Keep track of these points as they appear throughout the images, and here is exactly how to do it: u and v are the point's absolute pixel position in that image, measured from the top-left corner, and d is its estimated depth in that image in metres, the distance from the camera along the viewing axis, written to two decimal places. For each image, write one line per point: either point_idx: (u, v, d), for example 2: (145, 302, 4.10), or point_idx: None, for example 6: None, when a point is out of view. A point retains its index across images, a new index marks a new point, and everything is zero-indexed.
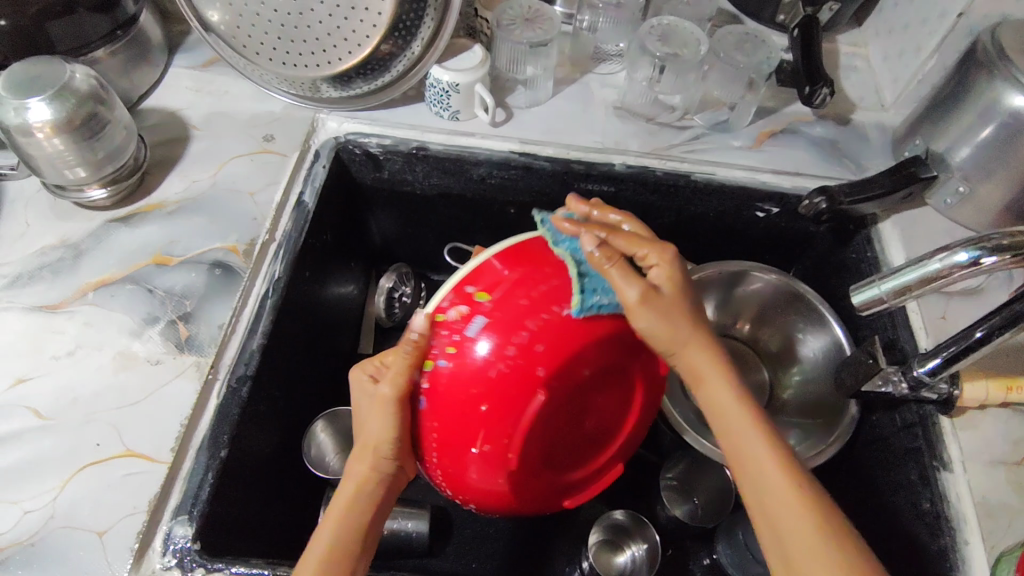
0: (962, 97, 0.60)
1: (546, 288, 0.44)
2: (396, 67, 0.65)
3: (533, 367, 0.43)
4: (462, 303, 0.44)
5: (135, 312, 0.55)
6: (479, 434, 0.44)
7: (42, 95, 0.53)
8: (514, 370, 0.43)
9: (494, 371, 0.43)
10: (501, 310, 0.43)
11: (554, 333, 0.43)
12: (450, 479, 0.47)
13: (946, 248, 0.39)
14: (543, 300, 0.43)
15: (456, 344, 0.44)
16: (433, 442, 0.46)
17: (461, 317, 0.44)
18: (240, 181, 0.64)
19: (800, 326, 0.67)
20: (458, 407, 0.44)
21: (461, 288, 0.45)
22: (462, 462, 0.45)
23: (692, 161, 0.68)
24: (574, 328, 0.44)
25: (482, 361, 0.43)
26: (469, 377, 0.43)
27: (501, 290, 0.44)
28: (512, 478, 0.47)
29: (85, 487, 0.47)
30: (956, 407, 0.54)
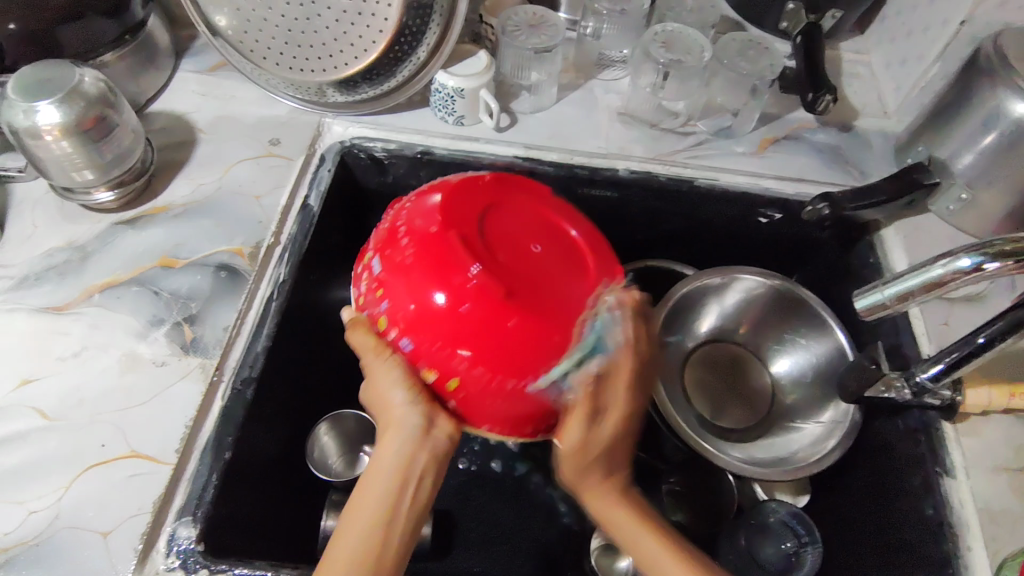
0: (963, 104, 0.60)
1: (396, 212, 0.51)
2: (402, 72, 0.66)
3: (434, 231, 0.46)
4: (363, 275, 0.50)
5: (141, 313, 0.55)
6: (457, 297, 0.44)
7: (51, 99, 0.53)
8: (422, 249, 0.46)
9: (412, 260, 0.46)
10: (387, 237, 0.49)
11: (424, 211, 0.48)
12: (481, 363, 0.44)
13: (948, 253, 0.39)
14: (395, 220, 0.50)
15: (379, 291, 0.48)
16: (446, 356, 0.45)
17: (368, 277, 0.49)
18: (245, 184, 0.64)
19: (803, 332, 0.67)
20: (421, 310, 0.45)
21: (358, 275, 0.51)
22: (470, 335, 0.44)
23: (695, 166, 0.69)
24: (436, 198, 0.49)
25: (397, 270, 0.47)
26: (403, 291, 0.46)
27: (374, 242, 0.50)
28: (513, 304, 0.44)
29: (89, 488, 0.47)
30: (959, 412, 0.54)
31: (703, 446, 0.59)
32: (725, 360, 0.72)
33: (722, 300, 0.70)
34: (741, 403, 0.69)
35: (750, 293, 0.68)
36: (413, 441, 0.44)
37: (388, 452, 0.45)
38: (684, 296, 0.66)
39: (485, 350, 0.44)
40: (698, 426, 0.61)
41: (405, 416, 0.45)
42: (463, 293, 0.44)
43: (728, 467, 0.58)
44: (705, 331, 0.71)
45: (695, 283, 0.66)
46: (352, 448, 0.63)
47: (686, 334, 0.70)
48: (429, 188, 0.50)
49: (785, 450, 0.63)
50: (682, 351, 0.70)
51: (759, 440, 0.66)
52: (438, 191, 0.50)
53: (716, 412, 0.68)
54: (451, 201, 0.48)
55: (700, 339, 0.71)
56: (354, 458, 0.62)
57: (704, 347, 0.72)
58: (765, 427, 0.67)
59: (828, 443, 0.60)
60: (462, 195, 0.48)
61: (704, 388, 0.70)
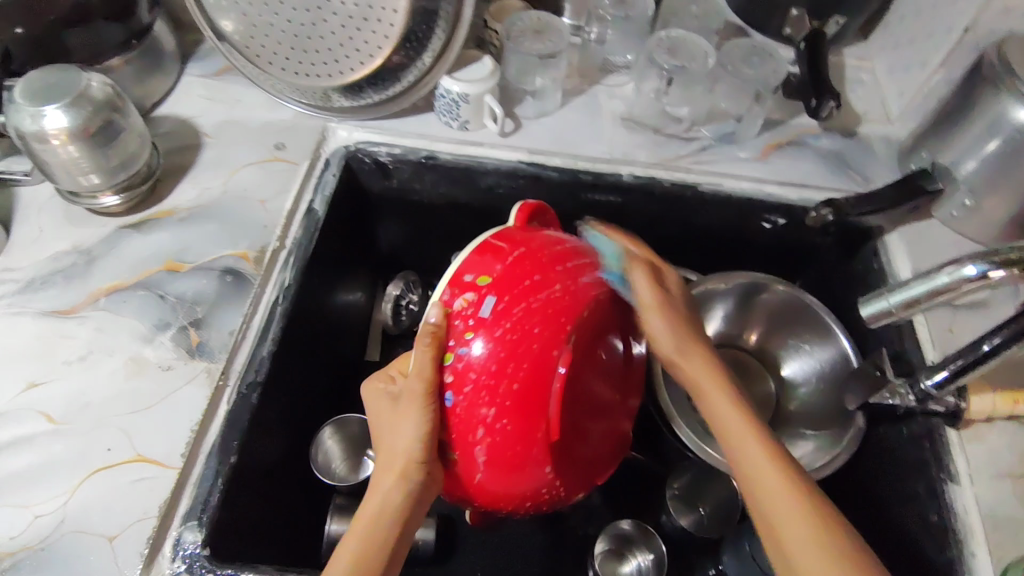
0: (967, 111, 0.60)
1: (533, 261, 0.46)
2: (406, 78, 0.65)
3: (549, 348, 0.44)
4: (466, 291, 0.45)
5: (147, 317, 0.55)
6: (515, 416, 0.44)
7: (58, 103, 0.54)
8: (528, 344, 0.44)
9: (513, 343, 0.43)
10: (506, 289, 0.44)
11: (555, 304, 0.45)
12: (488, 470, 0.45)
13: (953, 261, 0.39)
14: (524, 268, 0.45)
15: (474, 332, 0.44)
16: (464, 436, 0.45)
17: (469, 303, 0.44)
18: (251, 189, 0.64)
19: (807, 338, 0.67)
20: (494, 395, 0.44)
21: (459, 280, 0.45)
22: (503, 448, 0.45)
23: (699, 172, 0.69)
24: (566, 297, 0.45)
25: (497, 341, 0.43)
26: (486, 367, 0.44)
27: (498, 268, 0.45)
28: (544, 449, 0.45)
29: (95, 492, 0.47)
30: (964, 419, 0.53)
31: (708, 453, 0.59)
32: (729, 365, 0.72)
33: (727, 305, 0.70)
34: None
35: (754, 299, 0.68)
36: (415, 494, 0.44)
37: (390, 495, 0.44)
38: None
39: (503, 463, 0.45)
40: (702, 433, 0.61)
41: (417, 466, 0.44)
42: (524, 420, 0.44)
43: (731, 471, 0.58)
44: (709, 336, 0.71)
45: (700, 289, 0.66)
46: (358, 453, 0.63)
47: None
48: (570, 267, 0.47)
49: (789, 456, 0.63)
50: None
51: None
52: (571, 287, 0.46)
53: None
54: (578, 317, 0.46)
55: None
56: (357, 463, 0.62)
57: None
58: (769, 432, 0.68)
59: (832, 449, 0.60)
60: (590, 311, 0.46)
61: None
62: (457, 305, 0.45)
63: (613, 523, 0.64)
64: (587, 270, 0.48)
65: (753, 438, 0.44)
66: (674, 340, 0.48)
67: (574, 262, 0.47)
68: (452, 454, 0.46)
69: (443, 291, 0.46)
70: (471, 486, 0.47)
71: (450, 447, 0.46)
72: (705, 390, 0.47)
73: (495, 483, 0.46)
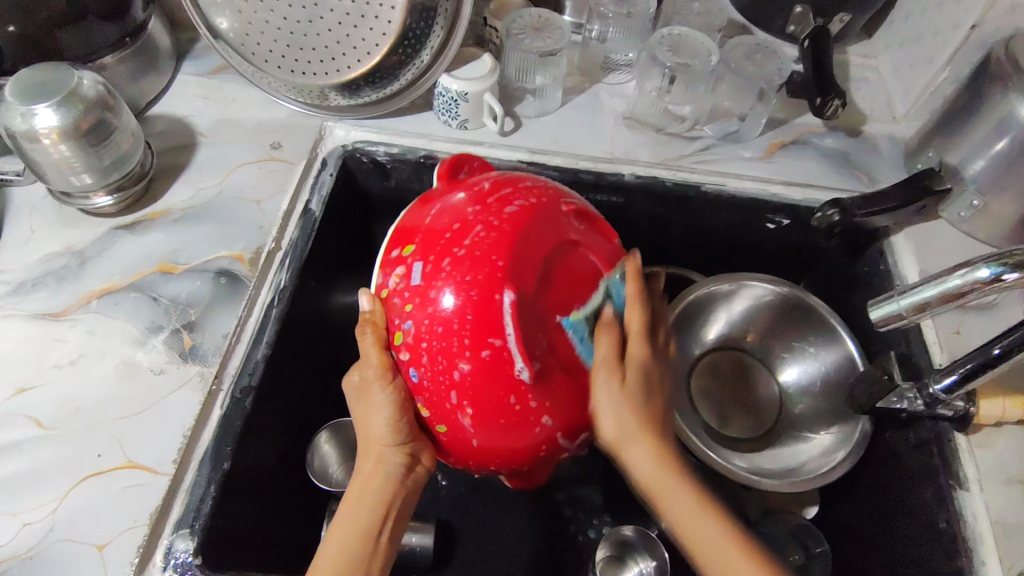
0: (974, 110, 0.59)
1: (449, 214, 0.45)
2: (405, 76, 0.65)
3: (488, 290, 0.41)
4: (396, 268, 0.46)
5: (139, 320, 0.54)
6: (479, 369, 0.41)
7: (50, 102, 0.52)
8: (462, 291, 0.41)
9: (454, 296, 0.42)
10: (436, 250, 0.43)
11: (480, 244, 0.42)
12: (478, 435, 0.44)
13: (966, 263, 0.38)
14: (441, 227, 0.44)
15: (411, 301, 0.44)
16: (440, 406, 0.44)
17: (402, 278, 0.45)
18: (247, 189, 0.63)
19: (812, 340, 0.66)
20: (444, 352, 0.42)
21: (391, 261, 0.46)
22: (480, 406, 0.42)
23: (702, 172, 0.68)
24: (493, 230, 0.43)
25: (433, 302, 0.42)
26: (429, 327, 0.43)
27: (420, 236, 0.45)
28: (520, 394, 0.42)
29: (84, 499, 0.46)
30: (972, 424, 0.53)
31: (710, 457, 0.57)
32: (733, 368, 0.71)
33: (731, 308, 0.68)
34: (749, 412, 0.68)
35: (757, 301, 0.67)
36: (394, 477, 0.46)
37: (370, 483, 0.46)
38: (692, 303, 0.65)
39: (489, 419, 0.43)
40: (706, 438, 0.60)
41: (388, 447, 0.47)
42: (487, 369, 0.41)
43: (735, 476, 0.57)
44: (713, 338, 0.70)
45: (702, 291, 0.65)
46: (354, 455, 0.61)
47: (692, 342, 0.69)
48: (490, 201, 0.44)
49: (793, 461, 0.62)
50: (688, 359, 0.69)
51: (767, 449, 0.65)
52: (495, 221, 0.43)
53: (724, 421, 0.67)
54: (513, 242, 0.42)
55: (707, 347, 0.70)
56: (355, 467, 0.60)
57: (711, 355, 0.70)
58: (774, 438, 0.66)
59: (838, 454, 0.59)
60: (526, 237, 0.43)
61: (711, 396, 0.69)
62: (387, 289, 0.46)
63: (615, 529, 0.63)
64: (514, 197, 0.45)
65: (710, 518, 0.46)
66: (628, 426, 0.46)
67: (498, 198, 0.45)
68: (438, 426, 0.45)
69: (379, 279, 0.47)
70: (474, 452, 0.45)
71: (434, 421, 0.45)
72: (641, 462, 0.47)
73: (489, 443, 0.44)
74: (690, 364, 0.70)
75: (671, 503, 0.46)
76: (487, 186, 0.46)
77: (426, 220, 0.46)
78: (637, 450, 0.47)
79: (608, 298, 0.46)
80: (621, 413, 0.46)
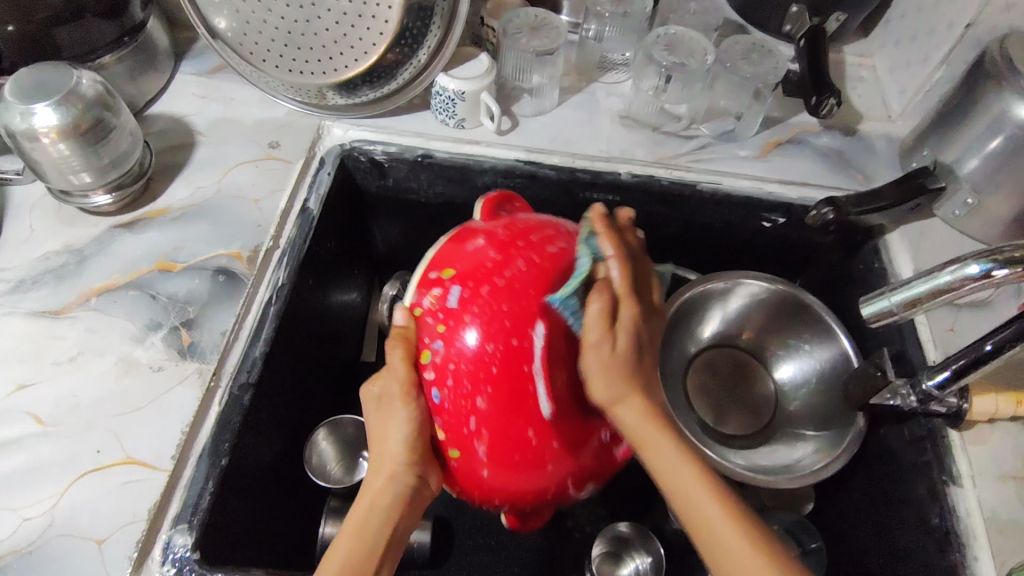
0: (968, 109, 0.60)
1: (492, 243, 0.46)
2: (401, 75, 0.65)
3: (523, 327, 0.43)
4: (432, 288, 0.46)
5: (138, 318, 0.55)
6: (503, 400, 0.43)
7: (49, 101, 0.53)
8: (497, 324, 0.43)
9: (489, 327, 0.43)
10: (475, 276, 0.44)
11: (521, 280, 0.44)
12: (489, 465, 0.45)
13: (957, 260, 0.39)
14: (482, 255, 0.45)
15: (446, 325, 0.44)
16: (458, 436, 0.45)
17: (438, 299, 0.45)
18: (245, 188, 0.63)
19: (807, 338, 0.66)
20: (476, 380, 0.43)
21: (425, 279, 0.47)
22: (497, 437, 0.44)
23: (698, 170, 0.68)
24: (534, 268, 0.44)
25: (470, 328, 0.43)
26: (461, 357, 0.43)
27: (461, 260, 0.45)
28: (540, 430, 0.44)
29: (84, 495, 0.46)
30: (966, 419, 0.53)
31: (707, 454, 0.57)
32: (729, 366, 0.71)
33: (727, 306, 0.69)
34: (745, 409, 0.68)
35: (753, 299, 0.68)
36: (403, 498, 0.45)
37: (380, 499, 0.45)
38: (687, 300, 0.66)
39: (503, 449, 0.44)
40: (703, 435, 0.60)
41: (402, 466, 0.45)
42: (510, 400, 0.43)
43: (732, 472, 0.57)
44: (709, 336, 0.70)
45: (698, 288, 0.66)
46: (351, 453, 0.63)
47: (688, 339, 0.69)
48: (531, 238, 0.46)
49: (788, 458, 0.62)
50: (684, 357, 0.69)
51: (763, 446, 0.65)
52: (536, 259, 0.45)
53: (720, 417, 0.67)
54: (554, 281, 0.44)
55: (703, 345, 0.71)
56: (353, 465, 0.61)
57: (707, 353, 0.71)
58: (769, 434, 0.67)
59: (832, 450, 0.59)
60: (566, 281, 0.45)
61: (707, 394, 0.69)
62: (421, 306, 0.46)
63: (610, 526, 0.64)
64: (555, 239, 0.47)
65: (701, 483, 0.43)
66: (618, 383, 0.44)
67: (540, 239, 0.46)
68: (450, 452, 0.46)
69: (413, 294, 0.47)
70: (480, 484, 0.46)
71: (447, 446, 0.45)
72: (632, 418, 0.44)
73: (499, 477, 0.45)
74: (686, 361, 0.70)
75: (663, 465, 0.43)
76: (530, 224, 0.47)
77: (467, 243, 0.46)
78: (626, 401, 0.44)
79: (596, 262, 0.46)
80: (611, 367, 0.44)
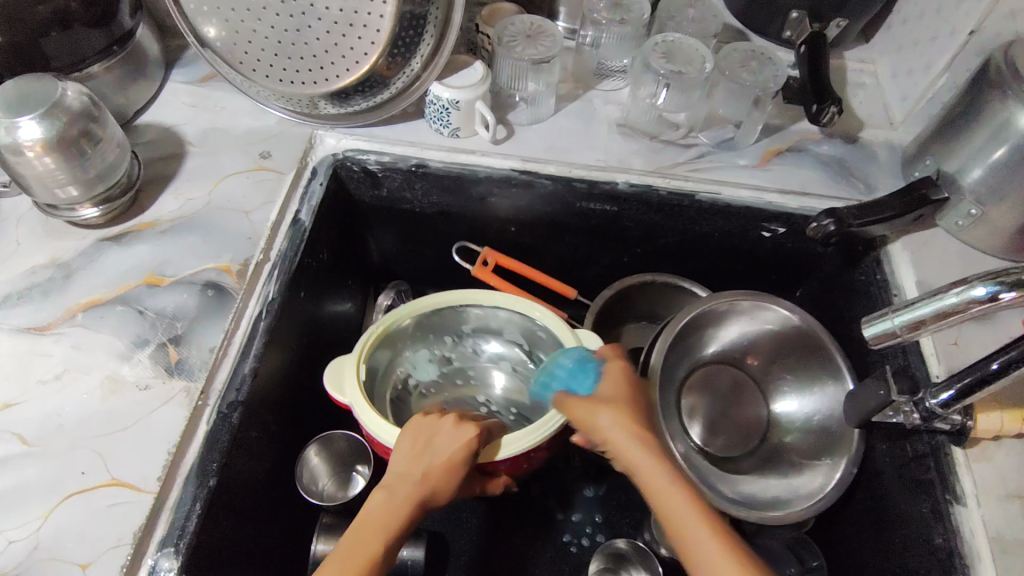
0: (971, 118, 0.59)
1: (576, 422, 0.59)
2: (395, 84, 0.64)
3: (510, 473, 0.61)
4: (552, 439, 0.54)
5: (125, 334, 0.53)
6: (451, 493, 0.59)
7: (34, 113, 0.52)
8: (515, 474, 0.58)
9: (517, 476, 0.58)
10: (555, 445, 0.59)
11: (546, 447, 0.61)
12: None
13: (963, 281, 0.37)
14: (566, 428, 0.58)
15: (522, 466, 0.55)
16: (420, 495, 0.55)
17: (544, 450, 0.55)
18: (235, 199, 0.62)
19: (817, 376, 0.64)
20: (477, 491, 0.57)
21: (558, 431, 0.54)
22: None
23: (697, 179, 0.67)
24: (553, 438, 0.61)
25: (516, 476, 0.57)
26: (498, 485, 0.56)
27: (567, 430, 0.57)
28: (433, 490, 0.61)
29: (68, 518, 0.45)
30: (970, 437, 0.52)
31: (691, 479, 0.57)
32: (729, 387, 0.70)
33: (726, 329, 0.68)
34: (736, 431, 0.68)
35: (754, 321, 0.66)
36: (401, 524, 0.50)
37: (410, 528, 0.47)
38: (695, 317, 0.64)
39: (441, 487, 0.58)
40: (692, 454, 0.59)
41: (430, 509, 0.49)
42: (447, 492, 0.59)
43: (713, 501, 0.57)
44: (712, 352, 0.69)
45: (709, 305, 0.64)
46: (343, 467, 0.62)
47: (694, 353, 0.68)
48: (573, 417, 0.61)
49: (781, 491, 0.61)
50: (684, 370, 0.68)
51: (754, 474, 0.64)
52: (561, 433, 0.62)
53: (709, 437, 0.67)
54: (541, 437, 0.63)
55: (704, 361, 0.69)
56: (345, 480, 0.62)
57: (710, 368, 0.70)
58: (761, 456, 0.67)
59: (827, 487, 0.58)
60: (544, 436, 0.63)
61: (704, 411, 0.69)
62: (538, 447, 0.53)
63: (610, 541, 0.64)
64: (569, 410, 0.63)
65: (698, 520, 0.43)
66: (620, 437, 0.47)
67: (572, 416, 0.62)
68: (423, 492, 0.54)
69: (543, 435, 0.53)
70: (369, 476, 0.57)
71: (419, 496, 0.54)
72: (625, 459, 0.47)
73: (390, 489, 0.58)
74: (685, 375, 0.69)
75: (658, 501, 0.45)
76: None
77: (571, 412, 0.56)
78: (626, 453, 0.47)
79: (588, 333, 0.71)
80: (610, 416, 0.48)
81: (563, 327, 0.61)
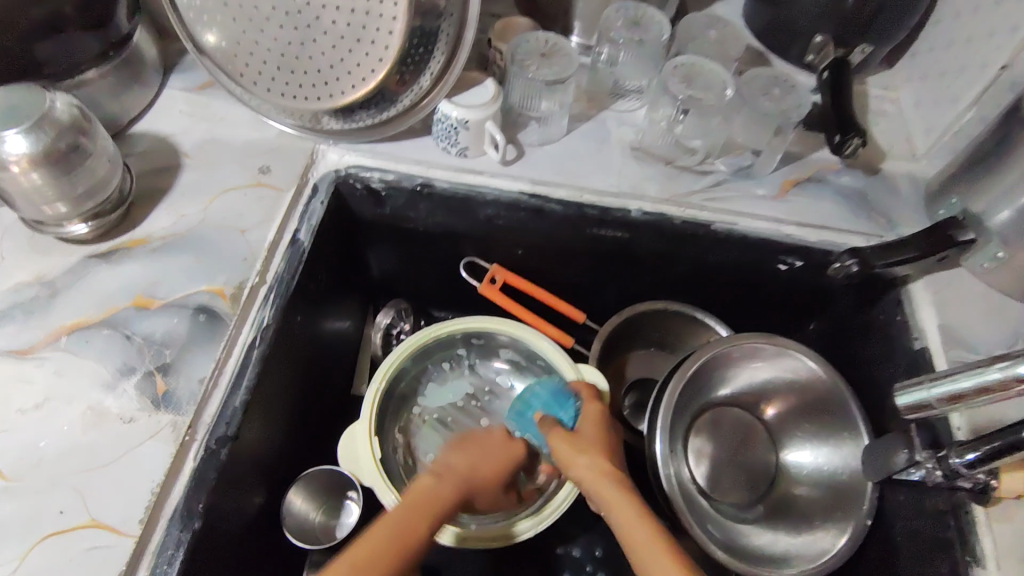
0: (1001, 158, 0.56)
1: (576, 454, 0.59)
2: (402, 101, 0.61)
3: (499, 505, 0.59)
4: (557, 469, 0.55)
5: (110, 361, 0.51)
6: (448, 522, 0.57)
7: (19, 127, 0.49)
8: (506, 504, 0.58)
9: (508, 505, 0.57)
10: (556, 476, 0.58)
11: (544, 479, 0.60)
12: None
13: (1011, 355, 0.35)
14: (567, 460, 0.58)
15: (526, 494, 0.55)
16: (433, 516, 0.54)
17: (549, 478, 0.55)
18: (231, 217, 0.60)
19: (832, 428, 0.61)
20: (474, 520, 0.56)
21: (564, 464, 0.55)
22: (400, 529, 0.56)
23: (712, 210, 0.64)
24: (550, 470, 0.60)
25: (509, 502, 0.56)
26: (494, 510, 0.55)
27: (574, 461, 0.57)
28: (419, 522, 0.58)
29: (44, 562, 0.43)
30: (994, 495, 0.49)
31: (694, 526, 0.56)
32: (737, 429, 0.68)
33: (737, 373, 0.66)
34: (743, 474, 0.66)
35: (770, 362, 0.64)
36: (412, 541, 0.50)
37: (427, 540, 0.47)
38: (712, 358, 0.62)
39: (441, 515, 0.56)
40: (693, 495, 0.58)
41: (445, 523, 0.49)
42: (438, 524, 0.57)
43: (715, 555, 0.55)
44: (725, 394, 0.67)
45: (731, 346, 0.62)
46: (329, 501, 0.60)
47: (705, 393, 0.66)
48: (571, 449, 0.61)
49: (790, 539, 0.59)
50: (694, 409, 0.66)
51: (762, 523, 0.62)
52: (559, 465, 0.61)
53: (715, 483, 0.65)
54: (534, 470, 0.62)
55: (713, 402, 0.67)
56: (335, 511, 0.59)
57: (719, 410, 0.68)
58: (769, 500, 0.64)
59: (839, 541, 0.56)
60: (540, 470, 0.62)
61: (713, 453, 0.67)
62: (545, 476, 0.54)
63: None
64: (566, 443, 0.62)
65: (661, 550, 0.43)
66: (591, 469, 0.49)
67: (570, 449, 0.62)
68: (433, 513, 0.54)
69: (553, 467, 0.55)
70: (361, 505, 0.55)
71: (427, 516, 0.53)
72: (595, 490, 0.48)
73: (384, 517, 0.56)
74: (695, 415, 0.67)
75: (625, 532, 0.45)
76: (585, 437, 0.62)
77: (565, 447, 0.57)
78: (594, 484, 0.48)
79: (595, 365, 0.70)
80: (584, 451, 0.50)
81: (566, 362, 0.60)
